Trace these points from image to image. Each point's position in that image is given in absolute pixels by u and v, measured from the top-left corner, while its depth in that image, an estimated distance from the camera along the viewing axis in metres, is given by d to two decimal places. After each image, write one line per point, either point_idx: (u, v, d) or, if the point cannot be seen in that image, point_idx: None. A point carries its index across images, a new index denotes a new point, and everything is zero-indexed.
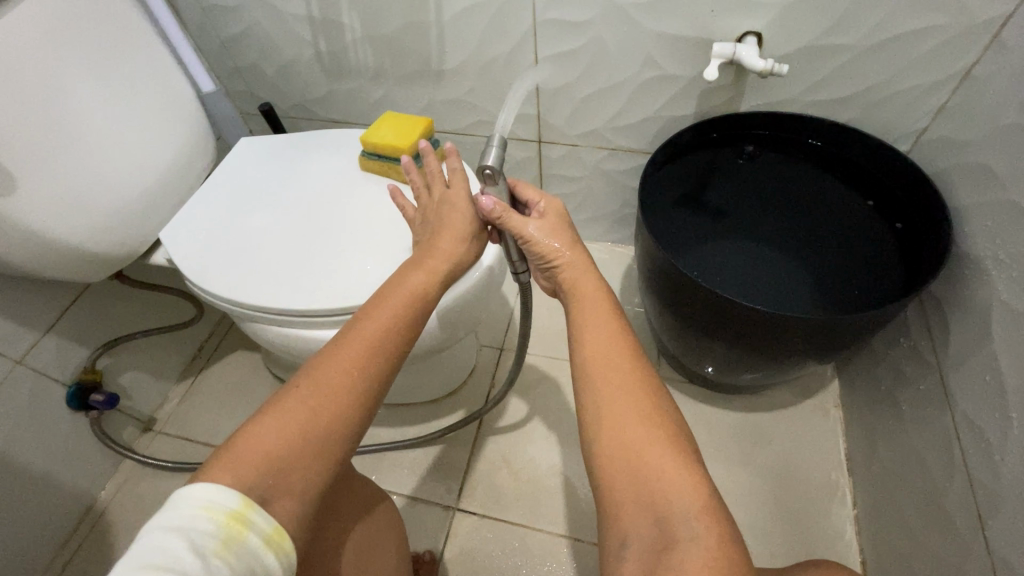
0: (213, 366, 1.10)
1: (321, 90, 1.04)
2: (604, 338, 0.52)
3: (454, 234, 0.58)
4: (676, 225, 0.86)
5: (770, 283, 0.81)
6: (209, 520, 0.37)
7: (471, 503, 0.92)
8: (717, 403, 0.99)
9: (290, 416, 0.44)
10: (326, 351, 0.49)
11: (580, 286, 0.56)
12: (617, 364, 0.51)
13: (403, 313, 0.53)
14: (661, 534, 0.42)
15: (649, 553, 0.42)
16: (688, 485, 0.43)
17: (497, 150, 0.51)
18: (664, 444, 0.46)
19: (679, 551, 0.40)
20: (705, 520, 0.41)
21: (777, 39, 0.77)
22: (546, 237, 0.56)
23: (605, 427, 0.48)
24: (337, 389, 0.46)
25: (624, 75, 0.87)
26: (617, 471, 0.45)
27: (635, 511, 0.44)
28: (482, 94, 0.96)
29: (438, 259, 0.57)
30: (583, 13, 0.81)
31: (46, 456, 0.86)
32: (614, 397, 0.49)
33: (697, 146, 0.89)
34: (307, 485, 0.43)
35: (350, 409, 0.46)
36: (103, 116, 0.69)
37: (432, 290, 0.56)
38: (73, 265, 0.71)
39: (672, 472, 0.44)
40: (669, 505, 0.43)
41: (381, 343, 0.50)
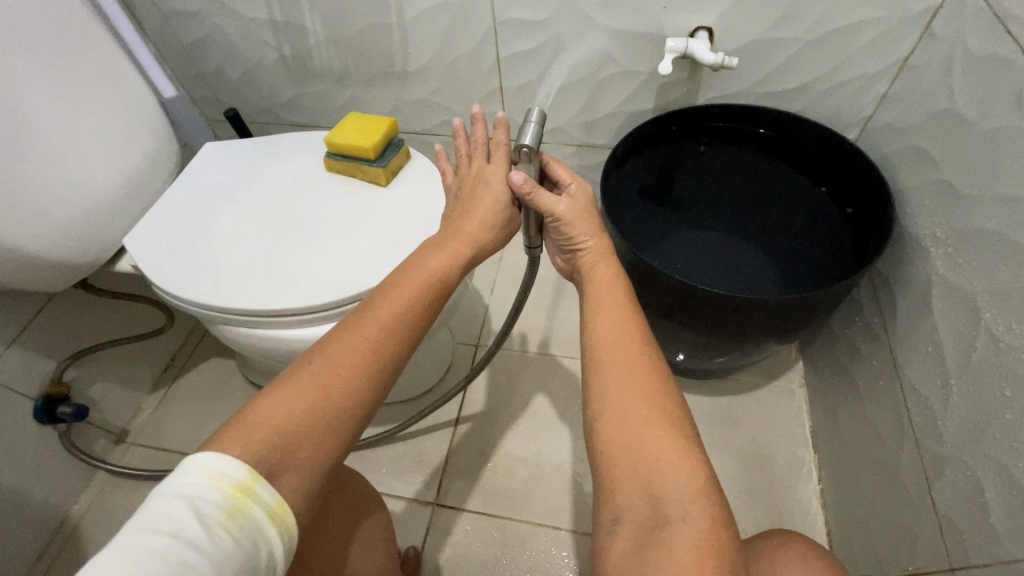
0: (186, 375, 1.09)
1: (287, 94, 1.04)
2: (614, 325, 0.55)
3: (483, 216, 0.59)
4: (638, 220, 0.90)
5: (732, 273, 0.85)
6: (215, 490, 0.38)
7: (451, 497, 0.94)
8: (687, 389, 1.02)
9: (302, 393, 0.45)
10: (346, 330, 0.50)
11: (596, 272, 0.61)
12: (627, 349, 0.53)
13: (421, 298, 0.54)
14: (652, 512, 0.44)
15: (638, 531, 0.44)
16: (689, 474, 0.45)
17: (535, 126, 0.53)
18: (666, 429, 0.47)
19: (669, 531, 0.42)
20: (698, 507, 0.43)
21: (727, 34, 0.80)
22: (574, 217, 0.59)
23: (611, 405, 0.50)
24: (356, 366, 0.48)
25: (585, 72, 0.89)
26: (618, 451, 0.47)
27: (631, 489, 0.45)
28: (447, 93, 0.98)
29: (462, 241, 0.58)
30: (541, 13, 0.83)
31: (14, 471, 0.84)
32: (620, 380, 0.51)
33: (656, 139, 0.89)
34: (314, 461, 0.44)
35: (365, 386, 0.48)
36: (60, 123, 0.69)
37: (452, 275, 0.57)
38: (35, 274, 0.70)
39: (672, 456, 0.45)
40: (665, 486, 0.44)
41: (399, 326, 0.51)
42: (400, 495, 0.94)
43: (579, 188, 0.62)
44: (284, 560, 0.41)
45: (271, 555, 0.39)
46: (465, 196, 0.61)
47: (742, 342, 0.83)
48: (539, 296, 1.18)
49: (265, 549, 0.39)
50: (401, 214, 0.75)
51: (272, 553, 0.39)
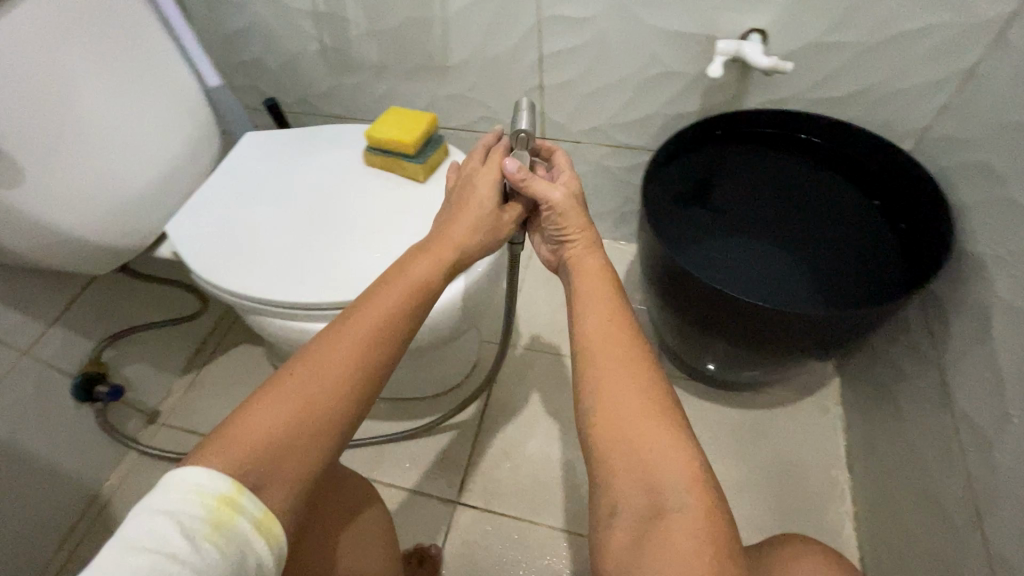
0: (216, 359, 1.11)
1: (325, 85, 1.04)
2: (604, 319, 0.54)
3: (472, 222, 0.58)
4: (676, 222, 0.87)
5: (770, 282, 0.81)
6: (197, 505, 0.37)
7: (471, 497, 0.93)
8: (717, 400, 0.99)
9: (281, 404, 0.44)
10: (326, 334, 0.49)
11: (582, 267, 0.59)
12: (617, 342, 0.52)
13: (405, 302, 0.53)
14: (651, 502, 0.44)
15: (635, 522, 0.44)
16: (686, 465, 0.45)
17: (528, 114, 0.56)
18: (661, 420, 0.47)
19: (667, 522, 0.42)
20: (695, 494, 0.43)
21: (780, 37, 0.77)
22: (566, 207, 0.58)
23: (605, 401, 0.49)
24: (340, 369, 0.47)
25: (628, 72, 0.87)
26: (615, 449, 0.46)
27: (628, 481, 0.45)
28: (485, 89, 0.96)
29: (446, 247, 0.57)
30: (587, 10, 0.81)
31: (51, 445, 0.87)
32: (613, 372, 0.50)
33: (700, 143, 0.88)
34: (299, 473, 0.43)
35: (349, 390, 0.47)
36: (111, 109, 0.70)
37: (437, 281, 0.56)
38: (77, 256, 0.72)
39: (668, 448, 0.45)
40: (663, 476, 0.44)
41: (384, 329, 0.50)
42: (421, 490, 0.94)
43: (569, 176, 0.60)
44: (274, 568, 0.40)
45: (259, 566, 0.39)
46: (455, 199, 0.60)
47: (779, 356, 0.80)
48: None
49: (253, 560, 0.39)
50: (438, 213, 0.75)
51: (261, 563, 0.39)
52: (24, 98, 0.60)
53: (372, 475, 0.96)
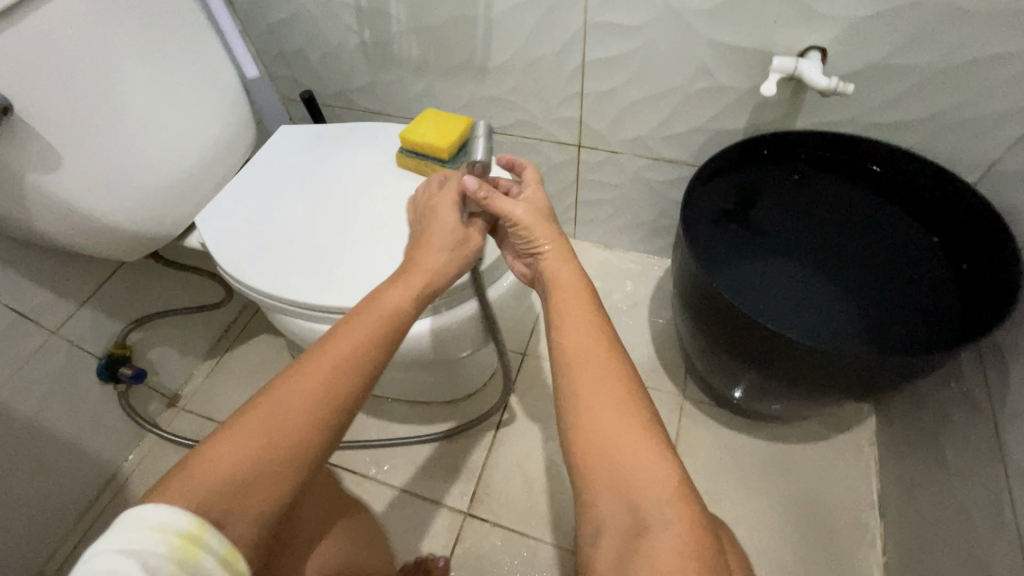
0: (239, 347, 1.11)
1: (363, 80, 1.03)
2: (580, 332, 0.52)
3: (441, 246, 0.59)
4: (715, 242, 0.84)
5: (812, 311, 0.77)
6: (159, 543, 0.37)
7: (482, 508, 0.91)
8: (742, 429, 0.96)
9: (246, 433, 0.44)
10: (296, 361, 0.50)
11: (556, 279, 0.58)
12: (594, 356, 0.50)
13: (375, 327, 0.53)
14: (633, 520, 0.42)
15: (620, 541, 0.42)
16: (668, 480, 0.43)
17: (482, 142, 0.64)
18: (639, 434, 0.45)
19: (648, 539, 0.40)
20: (677, 508, 0.41)
21: (841, 56, 0.72)
22: (531, 222, 0.59)
23: (580, 421, 0.47)
24: (307, 394, 0.47)
25: (674, 83, 0.83)
26: (595, 473, 0.45)
27: (608, 501, 0.44)
28: (524, 93, 0.94)
29: (418, 274, 0.57)
30: (636, 18, 0.78)
31: (74, 423, 0.88)
32: (591, 390, 0.48)
33: (742, 163, 0.86)
34: (264, 502, 0.43)
35: (316, 414, 0.47)
36: (150, 97, 0.69)
37: (411, 308, 0.56)
38: (105, 241, 0.71)
39: (647, 464, 0.44)
40: (643, 491, 0.42)
41: (355, 353, 0.51)
42: (431, 497, 0.93)
43: (533, 192, 0.62)
44: None
45: None
46: (421, 226, 0.62)
47: (817, 394, 0.76)
48: None
49: None
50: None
51: None
52: (61, 79, 0.60)
53: (384, 477, 0.96)
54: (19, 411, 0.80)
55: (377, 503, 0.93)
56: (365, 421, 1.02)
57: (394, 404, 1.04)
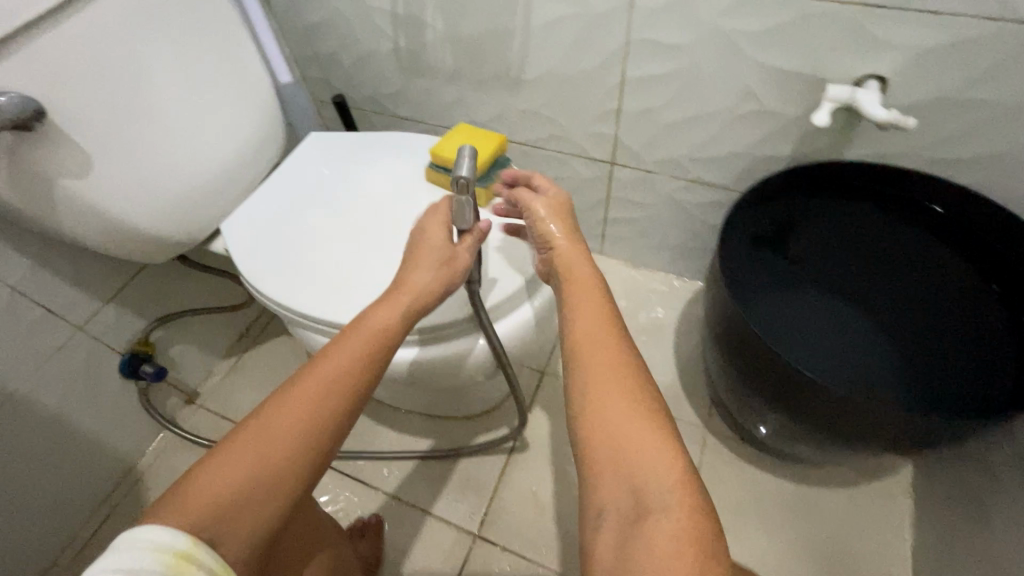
0: (259, 347, 1.11)
1: (395, 86, 1.01)
2: (591, 317, 0.51)
3: (430, 264, 0.55)
4: (750, 271, 0.81)
5: (844, 350, 0.74)
6: (154, 561, 0.36)
7: (493, 531, 0.89)
8: (768, 467, 0.91)
9: (235, 460, 0.43)
10: (286, 381, 0.48)
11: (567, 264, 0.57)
12: (602, 347, 0.49)
13: (364, 347, 0.50)
14: (635, 507, 0.41)
15: (621, 531, 0.41)
16: (674, 477, 0.41)
17: (470, 160, 0.52)
18: (647, 426, 0.44)
19: (649, 528, 0.39)
20: (681, 503, 0.40)
21: (902, 86, 0.68)
22: (564, 215, 0.60)
23: (591, 408, 0.45)
24: (294, 418, 0.45)
25: (717, 106, 0.80)
26: (601, 459, 0.44)
27: (610, 483, 0.43)
28: (558, 107, 0.91)
29: (407, 294, 0.54)
30: (681, 37, 0.74)
31: (94, 419, 0.89)
32: (602, 381, 0.46)
33: (788, 189, 0.82)
34: (256, 527, 0.42)
35: (306, 436, 0.45)
36: (182, 101, 0.68)
37: (401, 328, 0.53)
38: (133, 245, 0.71)
39: (651, 452, 0.43)
40: (645, 477, 0.42)
41: (344, 371, 0.48)
42: (441, 515, 0.91)
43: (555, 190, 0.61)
44: None
45: None
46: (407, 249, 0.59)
47: (851, 443, 0.72)
48: None
49: None
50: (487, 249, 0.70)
51: None
52: (93, 83, 0.59)
53: (394, 491, 0.94)
54: (42, 404, 0.81)
55: (386, 518, 0.92)
56: (379, 432, 1.01)
57: (409, 416, 1.03)
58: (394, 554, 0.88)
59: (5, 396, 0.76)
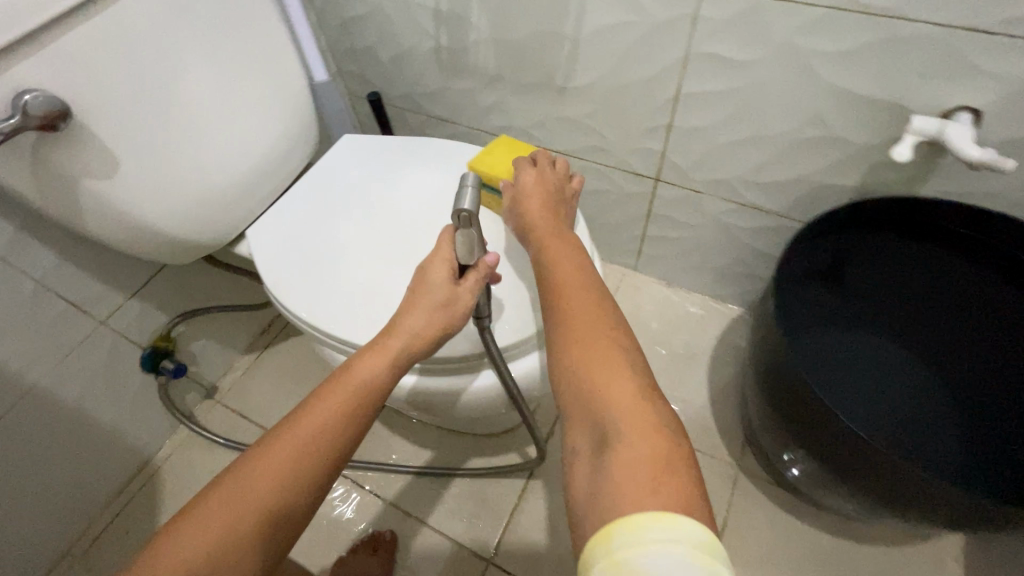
0: (279, 345, 1.10)
1: (433, 86, 0.97)
2: (571, 271, 0.54)
3: (426, 309, 0.52)
4: (801, 305, 0.81)
5: (888, 402, 0.76)
6: None
7: (508, 558, 0.86)
8: (801, 514, 0.86)
9: (210, 523, 0.40)
10: (265, 436, 0.46)
11: (540, 230, 0.60)
12: (579, 292, 0.51)
13: (350, 401, 0.48)
14: (597, 433, 0.41)
15: (587, 457, 0.40)
16: (640, 406, 0.41)
17: (471, 193, 0.51)
18: (617, 365, 0.45)
19: (612, 450, 0.39)
20: (645, 426, 0.40)
21: (997, 122, 0.61)
22: (534, 189, 0.64)
23: (563, 350, 0.47)
24: (273, 477, 0.43)
25: (780, 129, 0.74)
26: (572, 394, 0.45)
27: (579, 416, 0.44)
28: (603, 118, 0.86)
29: (398, 339, 0.51)
30: (749, 52, 0.68)
31: (113, 412, 0.88)
32: (576, 322, 0.49)
33: (856, 223, 0.76)
34: None
35: (285, 495, 0.43)
36: (213, 98, 0.65)
37: (389, 376, 0.51)
38: (156, 246, 0.69)
39: (614, 376, 0.44)
40: (608, 405, 0.42)
41: (328, 425, 0.46)
42: (455, 538, 0.88)
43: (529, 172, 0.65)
44: None
45: None
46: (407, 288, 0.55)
47: (893, 508, 0.67)
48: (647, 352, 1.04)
49: None
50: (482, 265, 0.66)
51: None
52: (123, 79, 0.57)
53: (408, 507, 0.92)
54: (63, 397, 0.80)
55: (400, 536, 0.89)
56: (394, 443, 0.98)
57: (426, 428, 1.00)
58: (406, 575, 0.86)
59: (27, 388, 0.75)
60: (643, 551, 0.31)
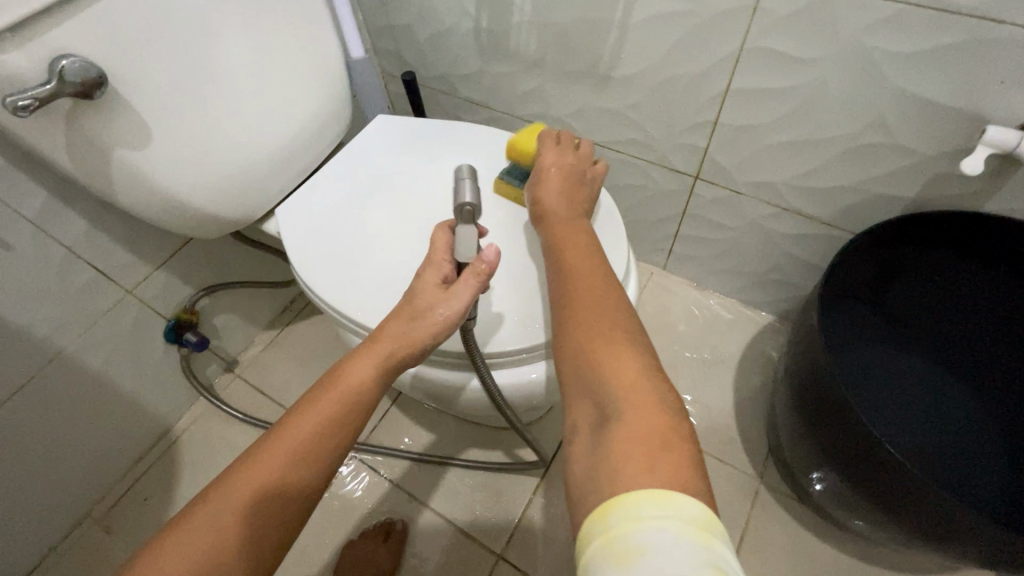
0: (300, 323, 1.09)
1: (469, 68, 0.94)
2: (583, 261, 0.52)
3: (412, 315, 0.50)
4: (843, 320, 0.79)
5: (923, 427, 0.74)
6: None
7: (518, 555, 0.85)
8: (822, 532, 0.84)
9: (192, 540, 0.41)
10: (248, 449, 0.46)
11: (554, 214, 0.59)
12: (588, 278, 0.50)
13: (332, 411, 0.47)
14: (597, 412, 0.39)
15: (586, 433, 0.39)
16: (643, 386, 0.39)
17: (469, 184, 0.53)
18: (621, 348, 0.43)
19: (611, 426, 0.37)
20: (645, 405, 0.38)
21: None
22: (553, 171, 0.62)
23: (572, 332, 0.46)
24: (253, 492, 0.43)
25: (836, 132, 0.69)
26: (576, 373, 0.43)
27: (581, 397, 0.42)
28: (646, 111, 0.82)
29: (382, 345, 0.50)
30: (811, 49, 0.64)
31: (136, 381, 0.89)
32: (586, 304, 0.47)
33: (912, 238, 0.72)
34: None
35: (268, 509, 0.43)
36: (247, 70, 0.63)
37: (373, 385, 0.49)
38: (186, 221, 0.68)
39: (618, 358, 0.42)
40: (607, 386, 0.40)
41: (311, 437, 0.46)
42: (467, 530, 0.88)
43: (552, 153, 0.63)
44: None
45: None
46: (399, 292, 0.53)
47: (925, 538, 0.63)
48: (671, 355, 1.01)
49: None
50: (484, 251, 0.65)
51: None
52: (157, 47, 0.55)
53: (421, 495, 0.91)
54: (87, 364, 0.81)
55: (411, 524, 0.88)
56: (410, 430, 0.98)
57: (443, 417, 0.99)
58: (415, 563, 0.85)
59: (53, 354, 0.76)
60: (640, 528, 0.29)
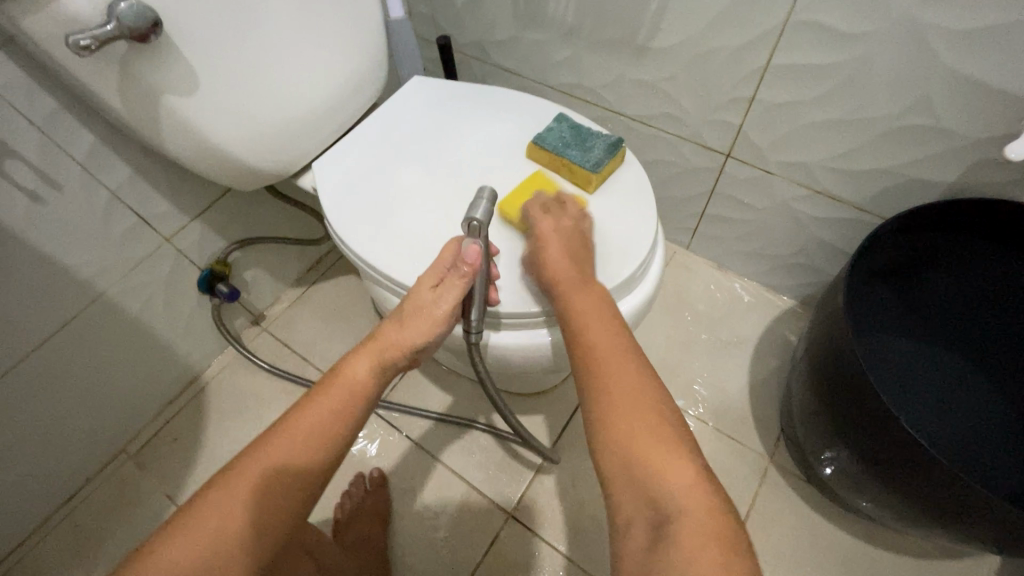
0: (326, 282, 1.12)
1: (504, 34, 0.94)
2: (608, 336, 0.54)
3: (408, 319, 0.56)
4: (871, 304, 0.79)
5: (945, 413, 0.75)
6: None
7: (528, 515, 0.88)
8: (828, 513, 0.85)
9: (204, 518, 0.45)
10: (256, 439, 0.50)
11: (562, 278, 0.57)
12: (618, 359, 0.53)
13: (334, 406, 0.52)
14: (654, 514, 0.44)
15: (643, 529, 0.44)
16: (697, 491, 0.44)
17: (485, 203, 0.55)
18: (661, 445, 0.47)
19: (670, 531, 0.42)
20: (703, 513, 0.43)
21: None
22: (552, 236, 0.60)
23: (610, 427, 0.49)
24: (257, 478, 0.47)
25: (877, 112, 0.68)
26: (620, 471, 0.47)
27: (629, 495, 0.46)
28: (682, 84, 0.81)
29: (380, 345, 0.56)
30: (860, 24, 0.63)
31: (170, 327, 0.92)
32: (620, 394, 0.51)
33: (946, 226, 0.71)
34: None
35: (273, 494, 0.47)
36: (290, 24, 0.64)
37: (371, 383, 0.55)
38: (224, 171, 0.70)
39: (664, 458, 0.46)
40: (660, 488, 0.45)
41: (314, 429, 0.50)
42: (479, 489, 0.91)
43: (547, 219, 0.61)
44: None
45: None
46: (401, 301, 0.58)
47: (931, 519, 0.65)
48: (689, 334, 1.01)
49: None
50: (495, 231, 0.65)
51: None
52: None
53: (437, 452, 0.94)
54: (127, 307, 0.84)
55: (426, 480, 0.92)
56: (428, 391, 1.00)
57: (461, 381, 1.01)
58: (429, 516, 0.89)
59: (96, 295, 0.79)
60: None
